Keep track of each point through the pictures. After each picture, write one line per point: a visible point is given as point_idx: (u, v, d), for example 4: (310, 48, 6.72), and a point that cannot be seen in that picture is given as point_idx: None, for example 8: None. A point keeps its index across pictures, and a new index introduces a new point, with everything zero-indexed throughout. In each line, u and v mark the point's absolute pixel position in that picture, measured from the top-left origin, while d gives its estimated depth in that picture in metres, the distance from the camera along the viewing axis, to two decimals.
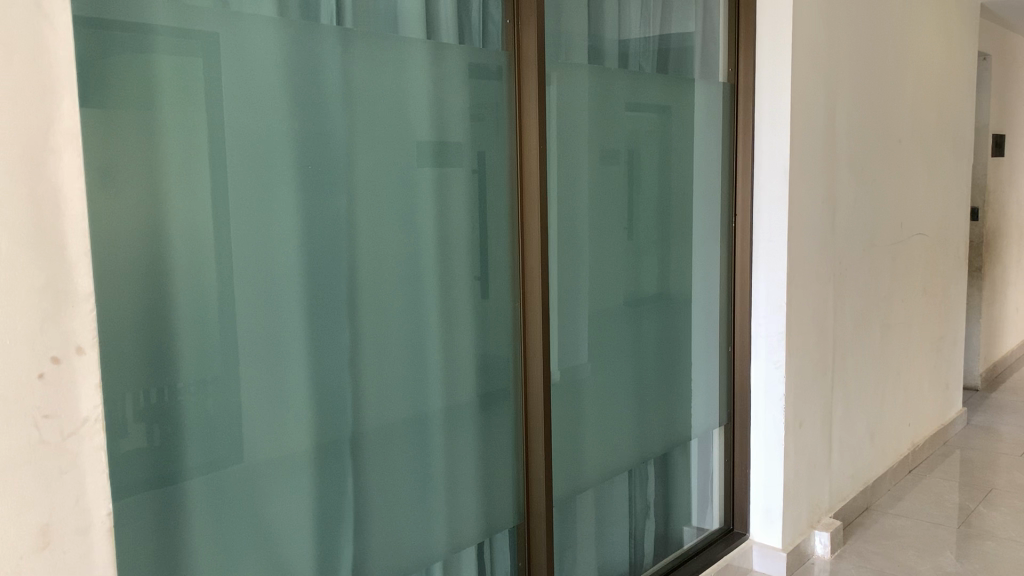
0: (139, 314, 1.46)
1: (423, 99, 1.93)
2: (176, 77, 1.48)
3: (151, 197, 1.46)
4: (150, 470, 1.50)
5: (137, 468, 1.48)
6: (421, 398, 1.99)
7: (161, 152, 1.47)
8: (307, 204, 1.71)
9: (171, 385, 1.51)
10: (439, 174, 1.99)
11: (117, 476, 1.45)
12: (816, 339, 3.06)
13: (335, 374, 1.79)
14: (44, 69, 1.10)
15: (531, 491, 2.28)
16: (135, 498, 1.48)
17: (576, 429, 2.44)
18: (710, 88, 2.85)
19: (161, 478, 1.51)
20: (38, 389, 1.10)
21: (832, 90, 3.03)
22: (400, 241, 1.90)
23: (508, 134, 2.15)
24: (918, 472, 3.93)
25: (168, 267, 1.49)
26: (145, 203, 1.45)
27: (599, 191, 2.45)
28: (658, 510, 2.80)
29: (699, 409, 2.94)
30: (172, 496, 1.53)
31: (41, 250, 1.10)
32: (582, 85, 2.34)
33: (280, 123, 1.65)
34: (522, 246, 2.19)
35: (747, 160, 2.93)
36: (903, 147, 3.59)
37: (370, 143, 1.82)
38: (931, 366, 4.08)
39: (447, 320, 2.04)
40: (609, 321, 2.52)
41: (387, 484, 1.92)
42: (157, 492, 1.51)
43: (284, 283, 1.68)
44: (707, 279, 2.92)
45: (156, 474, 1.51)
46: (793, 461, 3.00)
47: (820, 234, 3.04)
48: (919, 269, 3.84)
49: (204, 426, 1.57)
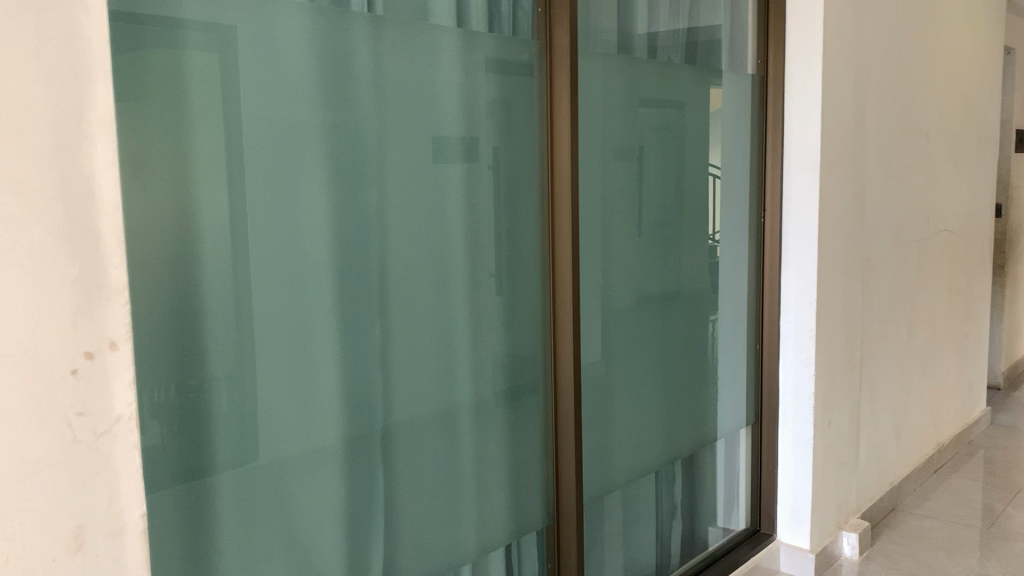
0: (169, 307, 1.42)
1: (453, 89, 1.89)
2: (205, 65, 1.44)
3: (180, 188, 1.42)
4: (179, 466, 1.46)
5: (166, 463, 1.44)
6: (450, 396, 1.94)
7: (191, 142, 1.43)
8: (339, 196, 1.67)
9: (201, 380, 1.48)
10: (470, 167, 1.94)
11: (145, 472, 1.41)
12: (844, 336, 3.01)
13: (366, 371, 1.75)
14: (77, 53, 1.05)
15: (561, 491, 2.24)
16: (164, 494, 1.44)
17: (605, 427, 2.39)
18: (739, 80, 2.80)
19: (190, 474, 1.47)
20: (71, 385, 1.06)
21: (862, 83, 2.97)
22: (429, 235, 1.86)
23: (538, 126, 2.11)
24: (943, 472, 3.86)
25: (198, 260, 1.45)
26: (175, 194, 1.41)
27: (628, 185, 2.41)
28: (685, 510, 2.75)
29: (726, 407, 2.89)
30: (201, 495, 1.49)
31: (74, 241, 1.05)
32: (612, 76, 2.30)
33: (311, 112, 1.61)
34: (553, 242, 2.15)
35: (776, 154, 2.88)
36: (931, 142, 3.52)
37: (401, 134, 1.78)
38: (957, 364, 4.02)
39: (477, 316, 1.99)
40: (638, 318, 2.48)
41: (416, 484, 1.88)
42: (186, 489, 1.47)
43: (314, 278, 1.63)
44: (735, 275, 2.87)
45: (184, 470, 1.47)
46: (822, 460, 2.95)
47: (849, 229, 2.98)
48: (946, 265, 3.78)
49: (233, 422, 1.53)
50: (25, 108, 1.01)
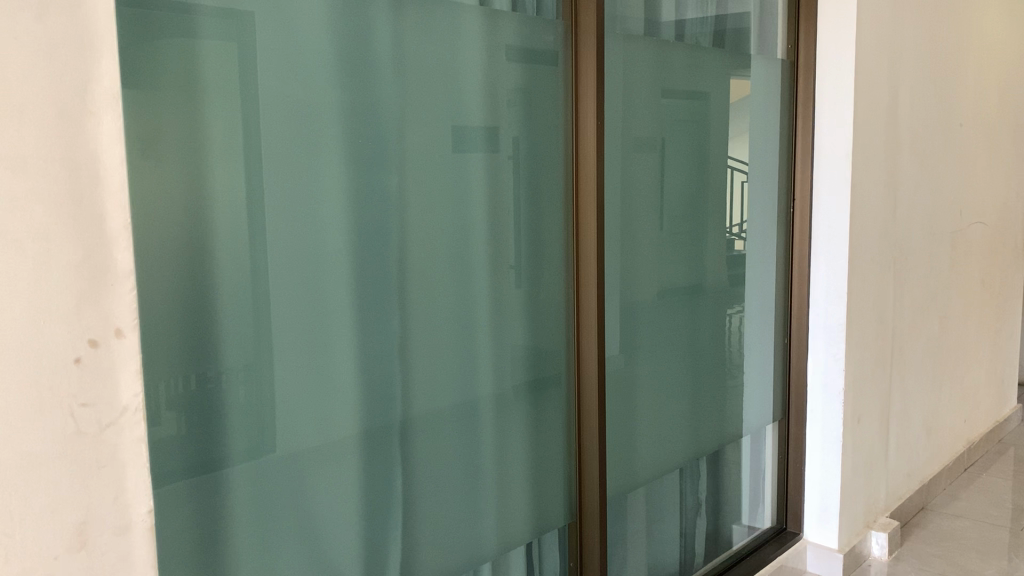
0: (181, 294, 1.37)
1: (475, 71, 1.82)
2: (218, 42, 1.38)
3: (191, 169, 1.36)
4: (188, 459, 1.40)
5: (175, 456, 1.39)
6: (470, 389, 1.88)
7: (204, 121, 1.37)
8: (357, 181, 1.61)
9: (213, 371, 1.42)
10: (492, 153, 1.88)
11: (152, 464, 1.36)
12: (875, 330, 2.93)
13: (385, 363, 1.69)
14: (81, 24, 0.99)
15: (584, 487, 2.18)
16: (171, 487, 1.39)
17: (630, 423, 2.33)
18: (769, 65, 2.72)
19: (200, 467, 1.42)
20: (74, 374, 1.01)
21: (896, 68, 2.88)
22: (449, 222, 1.79)
23: (563, 111, 2.04)
24: (973, 470, 3.76)
25: (211, 245, 1.40)
26: (187, 176, 1.36)
27: (654, 173, 2.34)
28: (709, 508, 2.68)
29: (753, 402, 2.82)
30: (214, 490, 1.44)
31: (78, 223, 1.00)
32: (638, 60, 2.23)
33: (328, 94, 1.55)
34: (577, 231, 2.08)
35: (806, 143, 2.80)
36: (965, 131, 3.42)
37: (420, 117, 1.72)
38: (988, 359, 3.91)
39: (499, 306, 1.93)
40: (663, 309, 2.41)
41: (435, 478, 1.82)
42: (196, 482, 1.42)
43: (333, 266, 1.58)
44: (763, 267, 2.79)
45: (194, 464, 1.41)
46: (851, 457, 2.87)
47: (881, 219, 2.90)
48: (978, 259, 3.67)
49: (247, 414, 1.48)
50: (26, 81, 0.95)
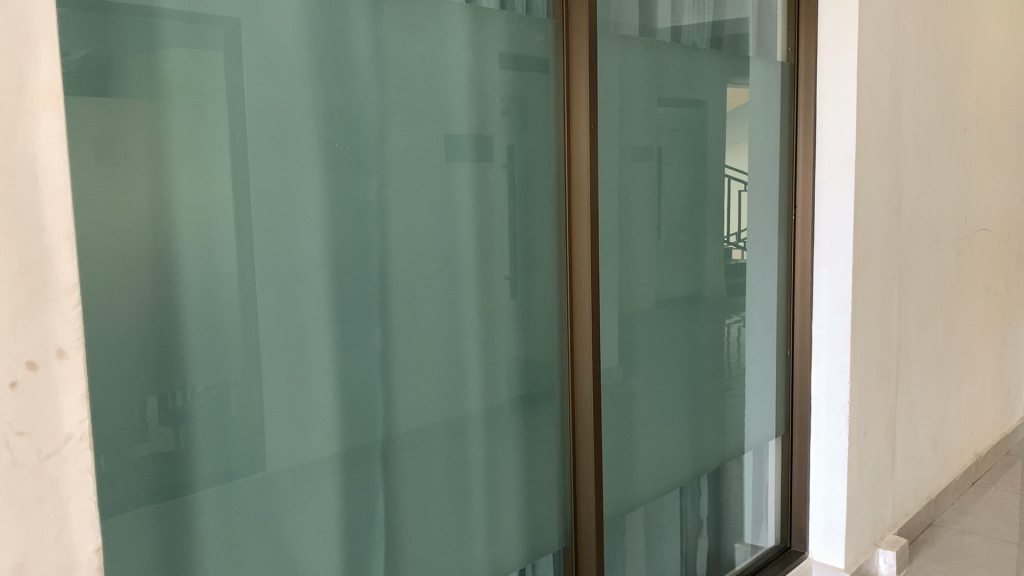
0: (142, 308, 1.27)
1: (461, 72, 1.74)
2: (183, 39, 1.30)
3: (152, 174, 1.27)
4: (149, 486, 1.30)
5: (133, 482, 1.28)
6: (459, 406, 1.79)
7: (167, 122, 1.28)
8: (335, 189, 1.52)
9: (177, 392, 1.32)
10: (480, 158, 1.79)
11: (109, 491, 1.26)
12: (880, 341, 2.84)
13: (366, 381, 1.60)
14: (16, 14, 0.91)
15: (579, 508, 2.08)
16: (129, 516, 1.28)
17: (627, 441, 2.24)
18: (768, 68, 2.64)
19: (162, 494, 1.32)
20: (10, 400, 0.91)
21: (899, 70, 2.80)
22: (434, 231, 1.70)
23: (555, 114, 1.96)
24: (981, 484, 3.66)
25: (176, 257, 1.31)
26: (147, 182, 1.27)
27: (651, 180, 2.25)
28: (711, 527, 2.58)
29: (755, 417, 2.72)
30: (178, 518, 1.34)
31: (13, 232, 0.91)
32: (633, 62, 2.15)
33: (304, 96, 1.46)
34: (570, 241, 2.00)
35: (808, 148, 2.72)
36: (969, 135, 3.33)
37: (403, 119, 1.63)
38: (994, 369, 3.81)
39: (488, 319, 1.84)
40: (661, 321, 2.32)
41: (421, 502, 1.73)
42: (159, 511, 1.32)
43: (310, 278, 1.49)
44: (764, 276, 2.70)
45: (156, 490, 1.31)
46: (857, 473, 2.77)
47: (886, 226, 2.81)
48: (984, 267, 3.58)
49: (217, 438, 1.38)
50: None
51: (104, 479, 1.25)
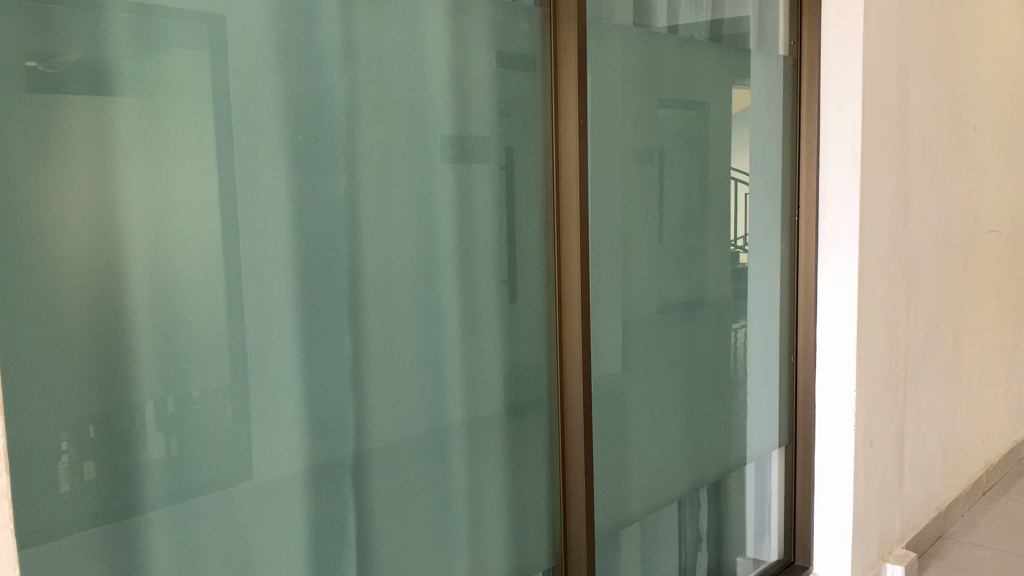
0: (85, 315, 1.18)
1: (440, 62, 1.64)
2: (129, 24, 1.20)
3: (95, 171, 1.17)
4: (96, 506, 1.21)
5: (79, 502, 1.19)
6: (439, 416, 1.68)
7: (111, 113, 1.18)
8: (300, 186, 1.42)
9: (125, 404, 1.23)
10: (462, 154, 1.69)
11: (48, 514, 1.16)
12: (886, 347, 2.72)
13: (336, 392, 1.50)
14: None
15: (570, 524, 1.97)
16: (73, 539, 1.19)
17: (623, 453, 2.13)
18: (771, 62, 2.53)
19: (108, 514, 1.22)
20: None
21: (906, 65, 2.69)
22: (411, 232, 1.60)
23: (543, 108, 1.85)
24: (992, 495, 3.53)
25: (123, 260, 1.21)
26: (88, 178, 1.17)
27: (648, 179, 2.14)
28: (711, 541, 2.47)
29: (758, 427, 2.61)
30: (128, 541, 1.25)
31: None
32: (629, 54, 2.04)
33: (267, 86, 1.36)
34: (559, 243, 1.89)
35: (811, 146, 2.61)
36: (979, 134, 3.21)
37: (376, 111, 1.53)
38: (1004, 376, 3.68)
39: (470, 325, 1.73)
40: (658, 326, 2.21)
41: (396, 518, 1.62)
42: (106, 533, 1.22)
43: (272, 281, 1.39)
44: (767, 279, 2.59)
45: (102, 510, 1.21)
46: (863, 485, 2.66)
47: (892, 227, 2.70)
48: (993, 270, 3.46)
49: (170, 455, 1.28)
50: None
51: (44, 499, 1.16)
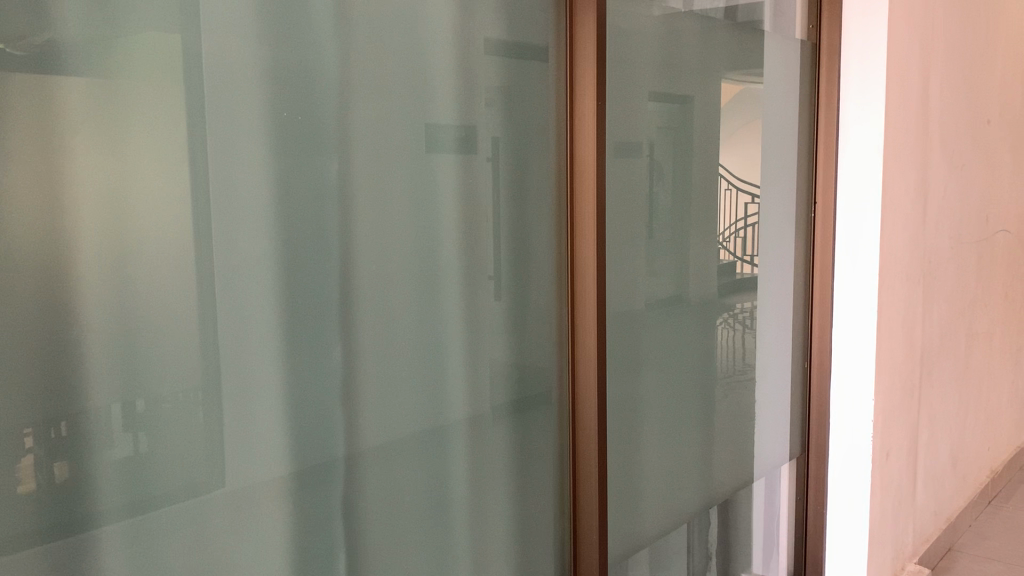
0: (32, 303, 0.98)
1: (443, 34, 1.45)
2: None
3: (51, 130, 0.98)
4: (45, 525, 1.02)
5: (22, 522, 1.00)
6: (439, 432, 1.50)
7: (62, 63, 0.98)
8: (286, 174, 1.23)
9: (77, 413, 1.03)
10: (466, 139, 1.50)
11: None
12: (903, 352, 2.58)
13: (326, 408, 1.31)
14: None
15: (579, 545, 1.80)
16: (20, 555, 1.00)
17: (633, 468, 1.96)
18: (789, 47, 2.37)
19: (54, 539, 1.03)
20: None
21: (928, 54, 2.53)
22: (408, 227, 1.41)
23: (557, 89, 1.67)
24: (996, 503, 3.39)
25: (73, 248, 1.01)
26: (43, 138, 0.97)
27: (660, 172, 1.97)
28: (719, 557, 2.32)
29: (769, 435, 2.46)
30: (77, 568, 1.06)
31: None
32: (642, 34, 1.86)
33: (247, 57, 1.17)
34: (572, 239, 1.72)
35: (830, 138, 2.45)
36: (992, 129, 3.03)
37: (370, 90, 1.33)
38: (1009, 378, 3.53)
39: (474, 330, 1.55)
40: (669, 330, 2.05)
41: (389, 548, 1.44)
42: (59, 549, 1.04)
43: (254, 281, 1.20)
44: (781, 280, 2.43)
45: (51, 530, 1.03)
46: (879, 496, 2.52)
47: (911, 226, 2.55)
48: (1002, 271, 3.30)
49: (129, 477, 1.09)
50: None
51: None
